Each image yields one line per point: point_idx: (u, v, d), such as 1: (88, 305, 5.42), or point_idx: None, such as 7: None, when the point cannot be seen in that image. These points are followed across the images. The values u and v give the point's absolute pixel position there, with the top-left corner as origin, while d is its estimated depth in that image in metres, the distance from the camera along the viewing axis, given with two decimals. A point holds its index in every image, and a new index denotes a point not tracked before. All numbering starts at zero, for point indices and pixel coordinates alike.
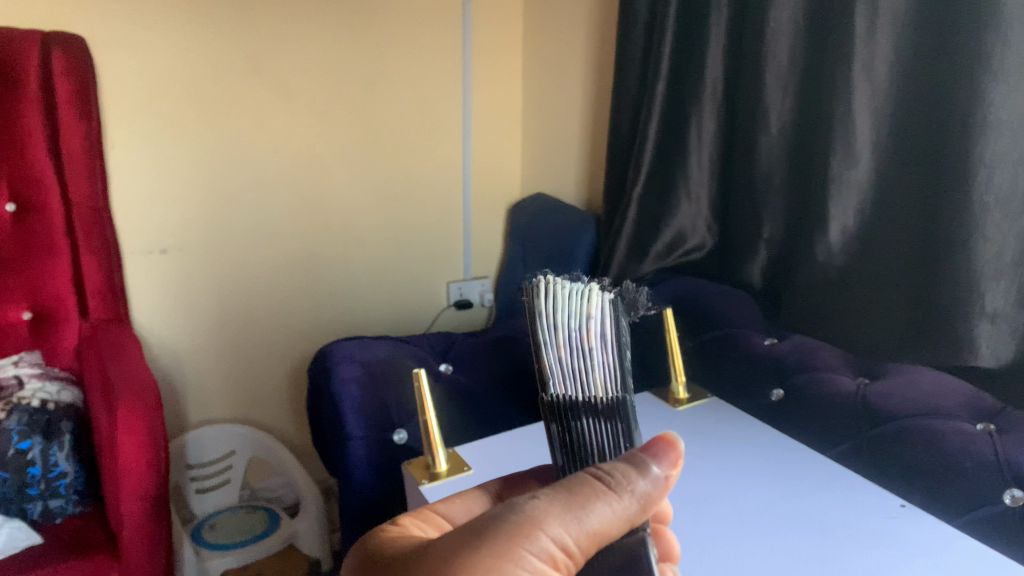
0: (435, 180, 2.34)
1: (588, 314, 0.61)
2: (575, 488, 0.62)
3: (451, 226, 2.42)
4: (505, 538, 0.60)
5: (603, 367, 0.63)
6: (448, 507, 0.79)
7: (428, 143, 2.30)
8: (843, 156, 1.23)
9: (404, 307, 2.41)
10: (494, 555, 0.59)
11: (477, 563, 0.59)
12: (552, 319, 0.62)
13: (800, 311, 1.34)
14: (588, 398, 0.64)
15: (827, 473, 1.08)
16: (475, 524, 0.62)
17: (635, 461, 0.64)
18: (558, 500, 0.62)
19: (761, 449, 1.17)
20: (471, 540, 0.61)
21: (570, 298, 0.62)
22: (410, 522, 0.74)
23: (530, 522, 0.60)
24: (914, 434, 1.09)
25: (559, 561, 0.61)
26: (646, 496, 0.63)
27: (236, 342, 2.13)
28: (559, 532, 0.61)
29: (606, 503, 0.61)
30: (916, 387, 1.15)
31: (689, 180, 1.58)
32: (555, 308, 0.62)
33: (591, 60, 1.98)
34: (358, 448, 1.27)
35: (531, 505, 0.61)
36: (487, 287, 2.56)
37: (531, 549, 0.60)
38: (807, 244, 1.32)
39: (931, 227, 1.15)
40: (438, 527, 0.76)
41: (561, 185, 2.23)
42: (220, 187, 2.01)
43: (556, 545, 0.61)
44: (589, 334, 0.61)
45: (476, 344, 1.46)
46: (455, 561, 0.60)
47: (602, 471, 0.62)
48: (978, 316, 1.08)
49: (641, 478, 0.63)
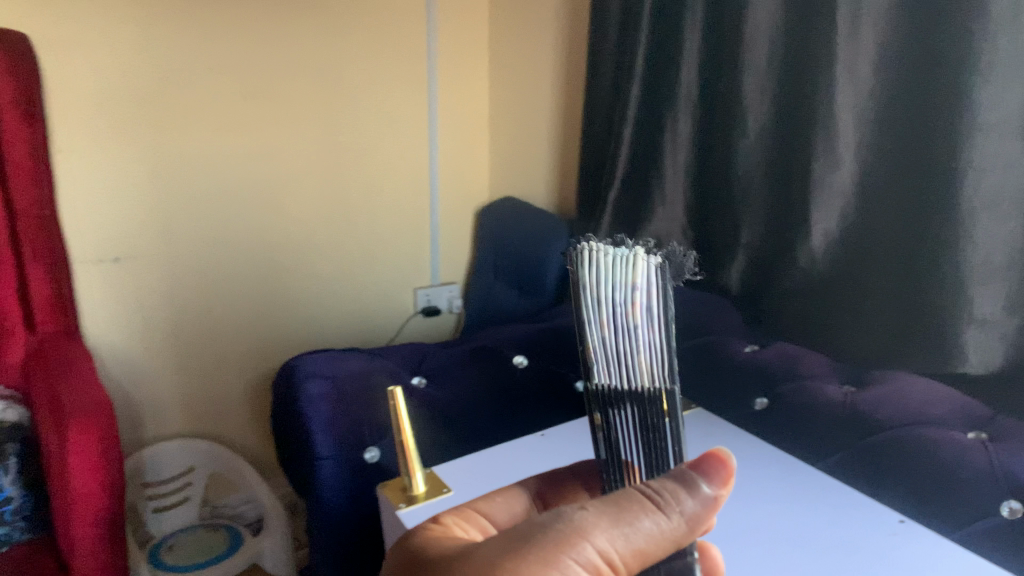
0: (401, 183, 2.28)
1: (633, 284, 0.62)
2: (624, 503, 0.67)
3: (418, 231, 2.36)
4: (552, 547, 0.65)
5: (647, 343, 0.65)
6: (489, 506, 0.85)
7: (394, 146, 2.24)
8: (826, 159, 1.22)
9: (371, 314, 2.34)
10: (539, 561, 0.65)
11: (521, 567, 0.65)
12: (597, 289, 0.64)
13: (788, 318, 1.32)
14: (633, 384, 0.67)
15: (820, 488, 1.04)
16: (523, 531, 0.67)
17: (686, 480, 0.67)
18: (607, 514, 0.66)
19: (749, 462, 1.13)
20: (516, 543, 0.66)
21: (612, 266, 0.64)
22: (452, 522, 0.79)
23: (577, 532, 0.66)
24: (905, 444, 1.06)
25: (603, 571, 0.66)
26: (694, 516, 0.66)
27: (195, 354, 2.04)
28: (604, 544, 0.66)
29: (653, 521, 0.65)
30: (904, 395, 1.12)
31: (664, 183, 1.54)
32: (598, 279, 0.64)
33: (561, 60, 1.94)
34: (327, 469, 1.20)
35: (581, 516, 0.67)
36: (455, 293, 2.50)
37: (576, 558, 0.65)
38: (790, 250, 1.30)
39: (917, 231, 1.13)
40: (479, 526, 0.82)
41: (530, 188, 2.18)
42: (176, 192, 1.92)
43: (600, 556, 0.66)
44: (633, 305, 0.63)
45: (449, 359, 1.45)
46: (501, 561, 0.66)
47: (652, 489, 0.66)
48: (967, 320, 1.06)
49: (690, 499, 0.66)
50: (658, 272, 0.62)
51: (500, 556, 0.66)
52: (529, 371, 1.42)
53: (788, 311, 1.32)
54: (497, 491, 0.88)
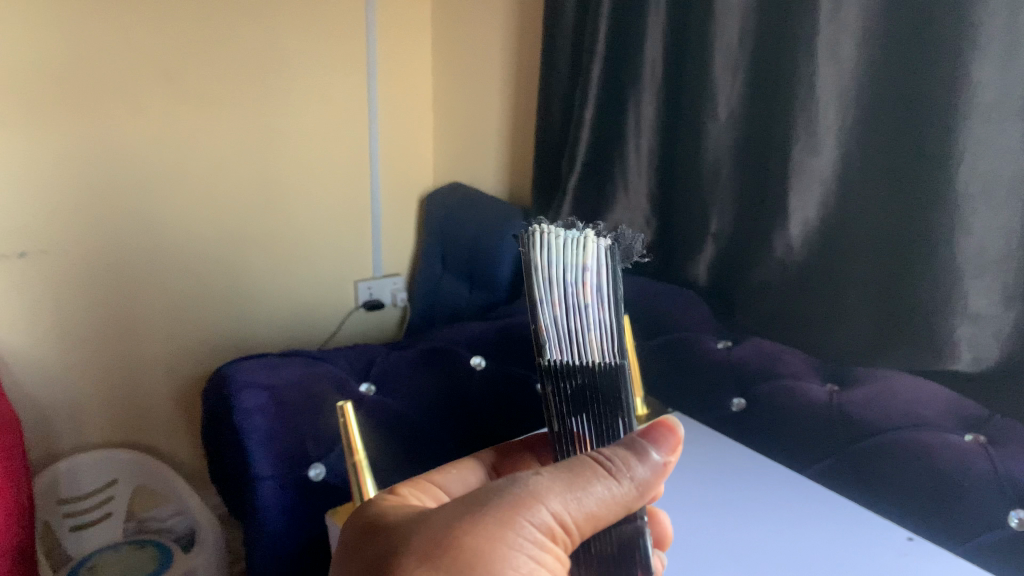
0: (341, 169, 2.14)
1: (584, 267, 0.63)
2: (576, 470, 0.69)
3: (359, 220, 2.22)
4: (511, 510, 0.68)
5: (598, 324, 0.65)
6: (444, 479, 0.90)
7: (332, 130, 2.09)
8: (804, 143, 1.13)
9: (310, 309, 2.19)
10: (496, 523, 0.67)
11: (481, 530, 0.67)
12: (548, 270, 0.63)
13: (761, 313, 1.24)
14: (583, 363, 0.66)
15: (812, 501, 0.97)
16: (478, 498, 0.69)
17: (634, 447, 0.70)
18: (560, 479, 0.69)
19: (732, 473, 1.05)
20: (473, 508, 0.69)
21: (564, 247, 0.63)
22: (411, 495, 0.82)
23: (532, 496, 0.68)
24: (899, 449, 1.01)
25: (557, 535, 0.68)
26: (643, 481, 0.69)
27: (115, 357, 1.87)
28: (558, 508, 0.68)
29: (605, 487, 0.67)
30: (894, 395, 1.07)
31: (626, 169, 1.45)
32: (550, 260, 0.63)
33: (512, 39, 1.82)
34: (267, 489, 1.08)
35: (537, 481, 0.69)
36: (399, 285, 2.37)
37: (533, 520, 0.67)
38: (764, 241, 1.22)
39: (904, 223, 1.05)
40: (434, 497, 0.87)
41: (479, 174, 2.07)
42: (90, 180, 1.74)
43: (554, 519, 0.68)
44: (583, 287, 0.63)
45: (398, 359, 1.31)
46: (455, 524, 0.68)
47: (603, 457, 0.69)
48: (958, 317, 0.99)
49: (638, 466, 0.68)
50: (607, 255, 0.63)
51: (456, 520, 0.68)
52: (488, 374, 1.31)
53: (762, 306, 1.24)
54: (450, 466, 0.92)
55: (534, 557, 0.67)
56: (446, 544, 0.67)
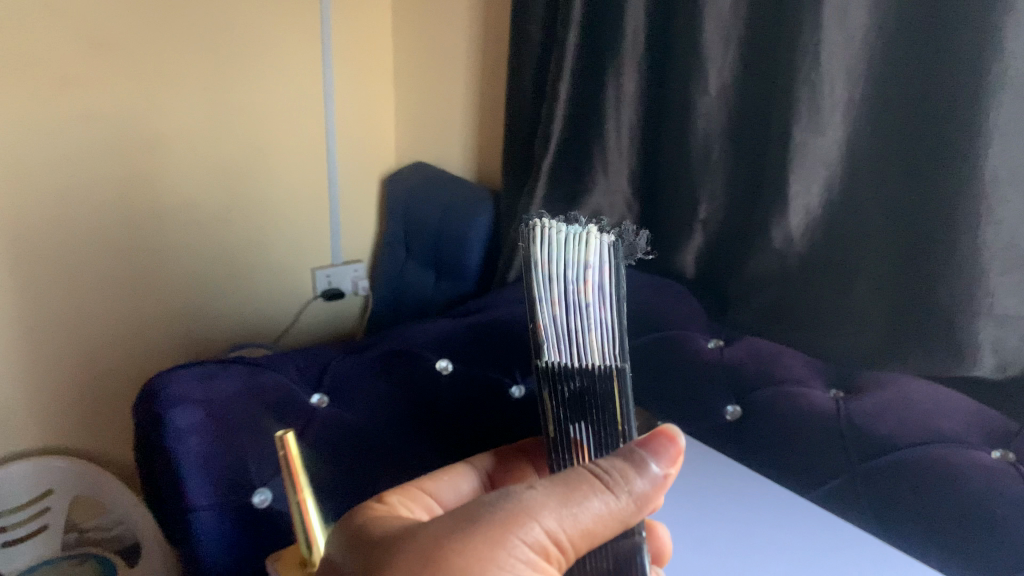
0: (295, 149, 1.98)
1: (586, 264, 0.57)
2: (571, 482, 0.61)
3: (316, 203, 2.07)
4: (499, 526, 0.59)
5: (600, 329, 0.59)
6: (436, 487, 0.83)
7: (284, 106, 1.93)
8: (808, 121, 1.01)
9: (264, 300, 2.05)
10: (488, 541, 0.58)
11: (470, 548, 0.58)
12: (547, 267, 0.57)
13: (756, 308, 1.12)
14: (583, 366, 0.61)
15: (828, 537, 0.86)
16: (466, 509, 0.61)
17: (632, 459, 0.62)
18: (555, 492, 0.61)
19: (731, 500, 0.94)
20: (464, 524, 0.59)
21: (566, 243, 0.57)
22: (399, 501, 0.75)
23: (524, 511, 0.60)
24: (920, 471, 0.87)
25: (551, 556, 0.60)
26: (643, 496, 0.61)
27: (47, 357, 1.72)
28: (553, 525, 0.59)
29: (602, 501, 0.60)
30: (911, 407, 0.94)
31: (606, 150, 1.32)
32: (550, 258, 0.57)
33: (479, 6, 1.67)
34: (207, 520, 0.94)
35: (528, 494, 0.61)
36: (360, 272, 2.23)
37: (525, 538, 0.59)
38: (759, 231, 1.11)
39: (918, 213, 0.93)
40: (426, 507, 0.79)
41: (445, 154, 1.93)
42: (11, 165, 1.57)
43: (548, 537, 0.59)
44: (583, 288, 0.57)
45: (357, 365, 1.19)
46: (446, 542, 0.58)
47: (599, 468, 0.61)
48: (982, 317, 0.88)
49: (639, 477, 0.61)
50: (612, 251, 0.57)
51: (447, 534, 0.59)
52: (454, 378, 1.18)
53: (758, 301, 1.12)
54: (443, 471, 0.86)
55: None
56: (436, 560, 0.58)
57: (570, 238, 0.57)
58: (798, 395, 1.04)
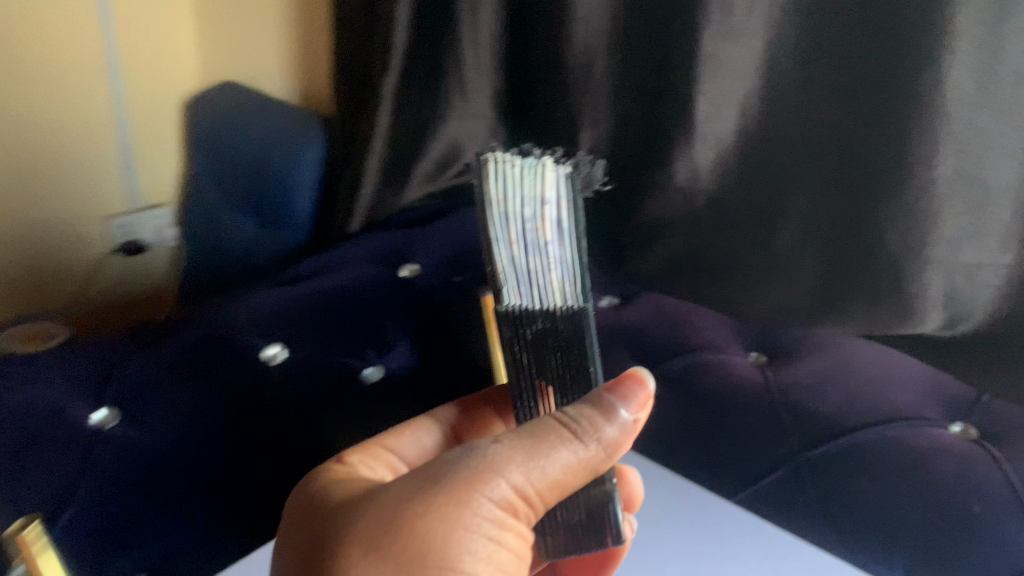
0: (65, 71, 1.58)
1: (542, 198, 0.40)
2: (537, 428, 0.48)
3: (100, 137, 1.68)
4: (460, 482, 0.47)
5: (568, 277, 0.42)
6: (395, 440, 0.64)
7: (41, 15, 1.50)
8: (719, 29, 0.82)
9: (43, 262, 1.66)
10: (450, 502, 0.46)
11: (432, 512, 0.46)
12: (499, 206, 0.41)
13: (661, 259, 0.95)
14: (545, 313, 0.44)
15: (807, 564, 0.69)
16: (429, 463, 0.49)
17: (602, 400, 0.48)
18: (520, 441, 0.48)
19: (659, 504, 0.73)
20: (421, 485, 0.47)
21: (520, 176, 0.40)
22: (359, 460, 0.59)
23: (486, 465, 0.47)
24: (889, 454, 0.72)
25: (519, 514, 0.47)
26: (613, 444, 0.48)
27: None
28: (519, 478, 0.47)
29: (571, 452, 0.47)
30: (856, 374, 0.78)
31: (462, 68, 1.08)
32: (506, 192, 0.40)
33: None
34: None
35: (491, 446, 0.48)
36: (164, 218, 1.85)
37: (489, 495, 0.47)
38: (659, 164, 0.92)
39: (854, 134, 0.76)
40: (388, 465, 0.61)
41: (259, 71, 1.59)
42: None
43: (516, 493, 0.47)
44: (543, 227, 0.40)
45: (155, 365, 0.91)
46: (401, 510, 0.46)
47: (565, 414, 0.48)
48: (926, 261, 0.74)
49: (608, 420, 0.48)
50: (572, 182, 0.39)
51: (401, 499, 0.47)
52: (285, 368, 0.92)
53: (663, 249, 0.95)
54: (403, 424, 0.66)
55: (493, 538, 0.47)
56: (390, 530, 0.46)
57: (525, 168, 0.40)
58: (721, 368, 0.84)
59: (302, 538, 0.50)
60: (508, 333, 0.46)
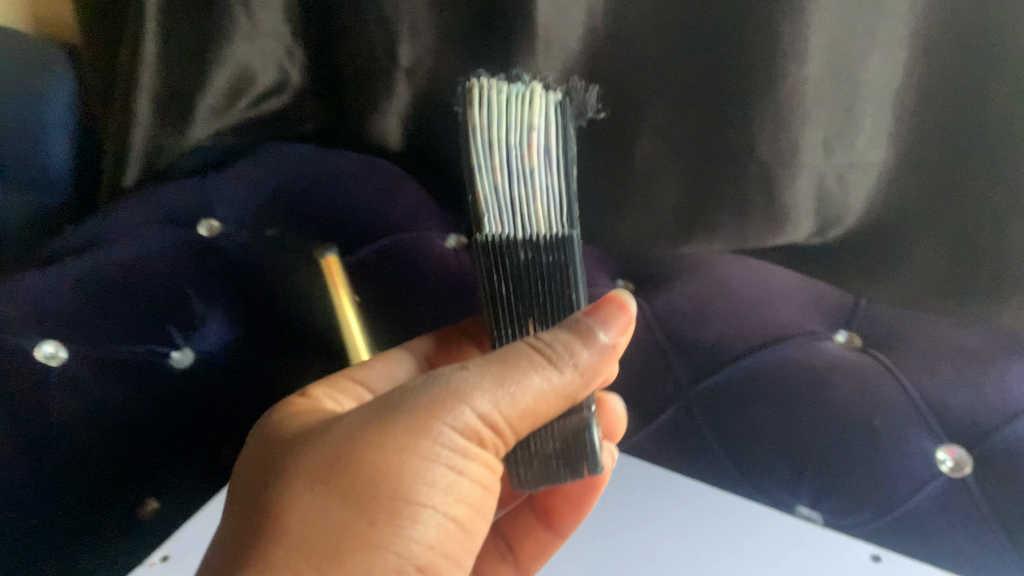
0: None
1: (530, 122, 0.42)
2: (506, 353, 0.47)
3: None
4: (419, 411, 0.47)
5: (549, 200, 0.44)
6: (367, 373, 0.66)
7: None
8: None
9: None
10: (409, 430, 0.46)
11: (389, 437, 0.46)
12: (486, 129, 0.42)
13: None
14: (527, 243, 0.45)
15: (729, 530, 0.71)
16: (389, 395, 0.49)
17: (579, 325, 0.47)
18: (489, 369, 0.48)
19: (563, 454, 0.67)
20: (379, 414, 0.47)
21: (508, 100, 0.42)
22: (323, 394, 0.61)
23: (448, 394, 0.47)
24: (784, 382, 0.71)
25: (486, 441, 0.47)
26: (590, 368, 0.48)
27: None
28: (486, 406, 0.47)
29: (543, 378, 0.46)
30: (738, 297, 0.71)
31: None
32: (489, 115, 0.42)
33: None
34: None
35: (457, 373, 0.48)
36: None
37: (451, 424, 0.47)
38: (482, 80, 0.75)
39: (701, 30, 0.64)
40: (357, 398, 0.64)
41: None
42: None
43: (481, 421, 0.47)
44: (527, 145, 0.42)
45: None
46: (358, 438, 0.46)
47: (539, 338, 0.47)
48: (806, 171, 0.63)
49: (585, 342, 0.47)
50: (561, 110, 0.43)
51: (358, 428, 0.47)
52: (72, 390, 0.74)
53: None
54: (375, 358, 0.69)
55: (453, 467, 0.47)
56: (345, 457, 0.46)
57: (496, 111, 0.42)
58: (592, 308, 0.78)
59: (251, 472, 0.50)
60: (486, 265, 0.45)
